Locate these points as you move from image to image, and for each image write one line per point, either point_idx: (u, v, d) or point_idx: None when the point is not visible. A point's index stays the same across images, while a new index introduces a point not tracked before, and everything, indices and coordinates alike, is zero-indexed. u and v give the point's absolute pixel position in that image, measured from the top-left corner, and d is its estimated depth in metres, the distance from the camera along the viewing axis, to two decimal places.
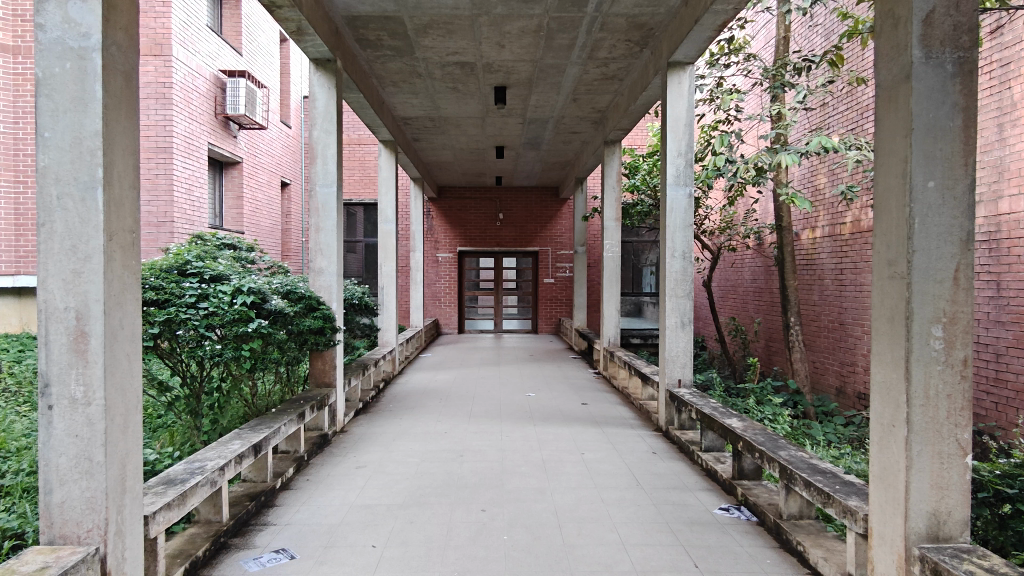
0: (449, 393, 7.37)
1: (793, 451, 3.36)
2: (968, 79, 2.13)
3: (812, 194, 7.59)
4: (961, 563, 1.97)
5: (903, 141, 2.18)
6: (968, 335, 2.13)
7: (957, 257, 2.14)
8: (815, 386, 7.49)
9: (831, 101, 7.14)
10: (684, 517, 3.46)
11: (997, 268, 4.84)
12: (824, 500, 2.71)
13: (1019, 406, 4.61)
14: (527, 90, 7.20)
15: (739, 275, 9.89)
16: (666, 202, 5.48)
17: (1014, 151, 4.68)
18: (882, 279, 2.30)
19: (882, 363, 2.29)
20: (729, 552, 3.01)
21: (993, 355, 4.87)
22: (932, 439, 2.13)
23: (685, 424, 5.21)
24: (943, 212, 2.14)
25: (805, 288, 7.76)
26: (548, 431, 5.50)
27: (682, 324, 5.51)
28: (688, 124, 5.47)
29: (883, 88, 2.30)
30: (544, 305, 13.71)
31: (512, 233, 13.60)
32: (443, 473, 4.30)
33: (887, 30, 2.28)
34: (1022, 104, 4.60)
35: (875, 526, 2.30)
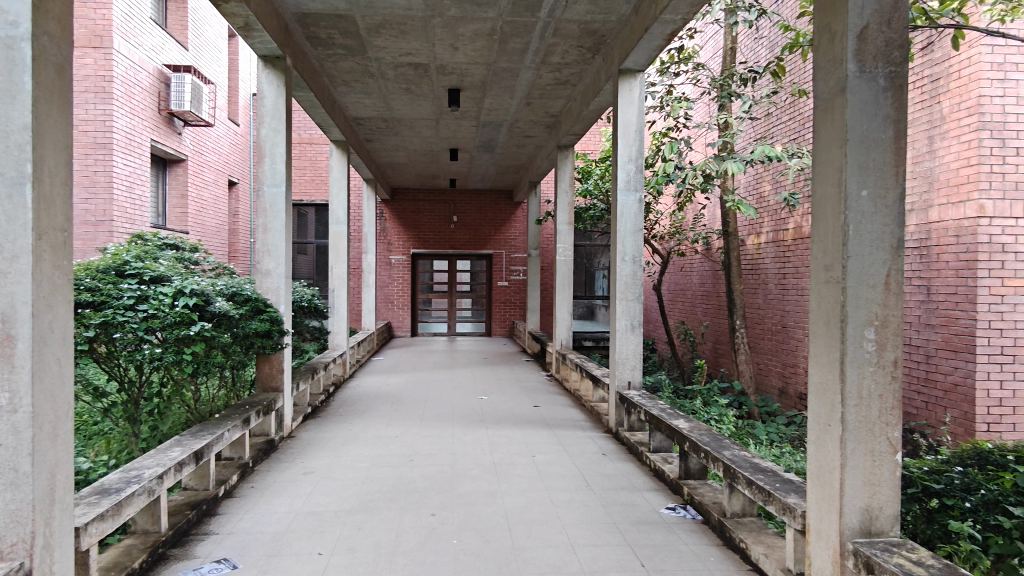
0: (400, 397, 7.30)
1: (737, 450, 3.44)
2: (899, 93, 2.23)
3: (757, 201, 7.83)
4: (892, 557, 2.06)
5: (839, 151, 2.26)
6: (898, 338, 2.22)
7: (888, 262, 2.23)
8: (760, 387, 7.71)
9: (775, 111, 7.38)
10: (632, 517, 3.51)
11: (927, 273, 5.08)
12: (765, 497, 2.79)
13: (948, 405, 4.83)
14: (481, 93, 7.20)
15: (688, 279, 10.12)
16: (617, 207, 5.57)
17: (943, 163, 4.93)
18: (819, 283, 2.39)
19: (818, 364, 2.38)
20: (675, 550, 3.07)
21: (923, 356, 5.10)
22: (865, 438, 2.21)
23: (635, 425, 5.31)
24: (876, 219, 2.23)
25: (750, 291, 7.99)
26: (500, 434, 5.50)
27: (632, 327, 5.60)
28: (638, 130, 5.58)
29: (821, 99, 2.39)
30: (497, 308, 13.72)
31: (466, 235, 13.58)
32: (393, 477, 4.25)
33: (825, 44, 2.37)
34: (951, 118, 4.84)
35: (813, 523, 2.38)
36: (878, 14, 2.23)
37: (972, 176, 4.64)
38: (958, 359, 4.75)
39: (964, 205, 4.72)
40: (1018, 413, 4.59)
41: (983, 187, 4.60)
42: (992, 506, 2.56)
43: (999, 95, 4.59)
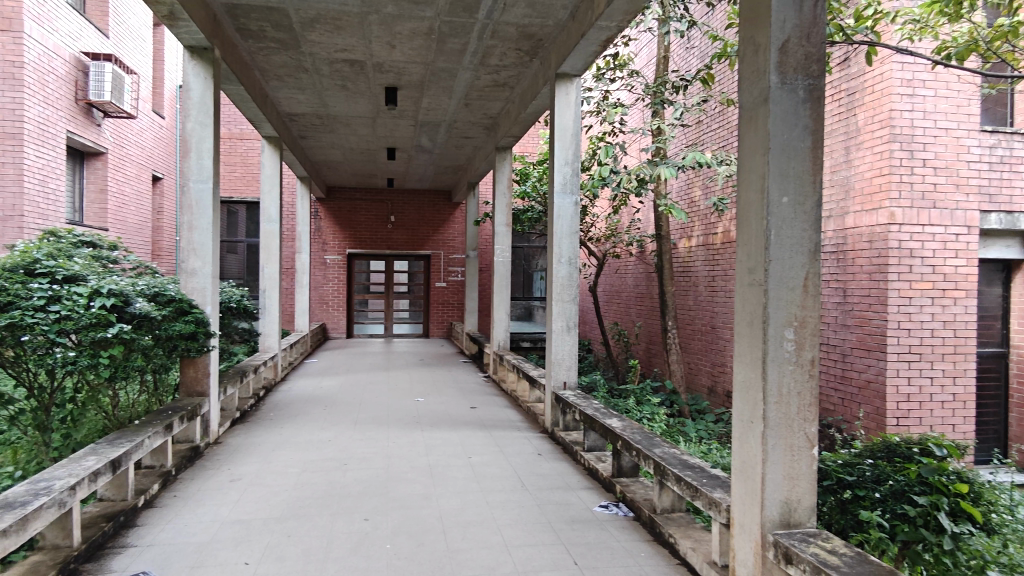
0: (334, 400, 7.15)
1: (667, 448, 3.54)
2: (816, 105, 2.34)
3: (688, 205, 8.08)
4: (808, 547, 2.16)
5: (762, 158, 2.36)
6: (816, 337, 2.34)
7: (807, 266, 2.34)
8: (691, 386, 7.94)
9: (705, 119, 7.63)
10: (566, 516, 3.55)
11: (843, 276, 5.37)
12: (692, 493, 2.88)
13: (861, 401, 5.12)
14: (418, 92, 7.13)
15: (623, 281, 10.34)
16: (554, 209, 5.62)
17: (858, 172, 5.22)
18: (743, 286, 2.48)
19: (742, 363, 2.47)
20: (606, 547, 3.12)
21: (840, 355, 5.38)
22: (784, 433, 2.31)
23: (570, 424, 5.38)
24: (795, 224, 2.34)
25: (681, 293, 8.22)
26: (436, 436, 5.46)
27: (568, 328, 5.66)
28: (575, 134, 5.64)
29: (745, 109, 2.48)
30: (435, 309, 13.62)
31: (403, 236, 13.43)
32: (325, 483, 4.15)
33: (749, 55, 2.47)
34: (865, 131, 5.12)
35: (737, 517, 2.47)
36: (798, 28, 2.34)
37: (884, 185, 4.93)
38: (872, 357, 5.03)
39: (876, 212, 5.01)
40: (923, 408, 4.92)
41: (893, 197, 4.90)
42: (899, 497, 2.60)
43: (908, 109, 4.89)
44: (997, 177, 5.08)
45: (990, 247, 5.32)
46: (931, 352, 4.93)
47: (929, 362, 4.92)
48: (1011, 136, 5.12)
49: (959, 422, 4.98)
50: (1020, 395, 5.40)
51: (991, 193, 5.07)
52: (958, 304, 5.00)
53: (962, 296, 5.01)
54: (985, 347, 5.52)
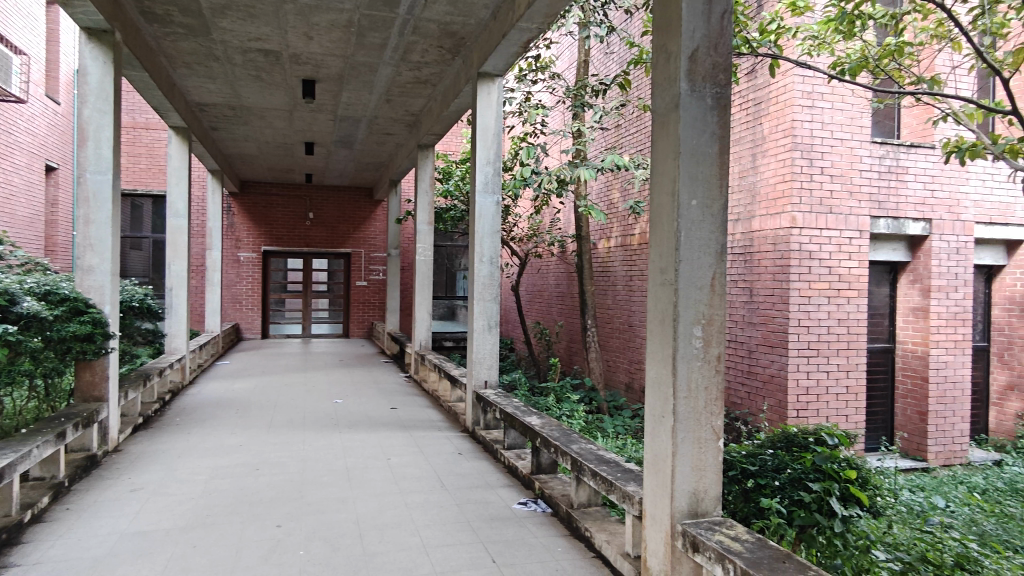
0: (247, 402, 6.87)
1: (584, 444, 3.60)
2: (723, 112, 2.45)
3: (607, 207, 8.27)
4: (713, 535, 2.26)
5: (673, 163, 2.44)
6: (722, 335, 2.45)
7: (713, 266, 2.45)
8: (609, 383, 8.15)
9: (623, 123, 7.85)
10: (485, 514, 3.56)
11: (750, 276, 5.66)
12: (607, 487, 2.95)
13: (765, 394, 5.40)
14: (337, 86, 6.95)
15: (545, 280, 10.48)
16: (475, 209, 5.62)
17: (763, 178, 5.51)
18: (656, 286, 2.56)
19: (654, 360, 2.55)
20: (524, 544, 3.15)
21: (746, 352, 5.66)
22: (693, 427, 2.41)
23: (491, 423, 5.39)
24: (704, 226, 2.44)
25: (600, 293, 8.42)
26: (355, 438, 5.34)
27: (489, 327, 5.67)
28: (497, 134, 5.66)
29: (657, 114, 2.57)
30: (355, 308, 13.33)
31: (322, 233, 13.06)
32: (235, 489, 3.98)
33: (661, 63, 2.55)
34: (770, 139, 5.41)
35: (648, 509, 2.55)
36: (707, 39, 2.44)
37: (786, 191, 5.23)
38: (775, 353, 5.31)
39: (779, 216, 5.30)
40: (820, 400, 5.25)
41: (794, 202, 5.21)
42: (797, 483, 2.73)
43: (808, 120, 5.21)
44: (886, 185, 5.49)
45: (879, 249, 5.75)
46: (828, 348, 5.27)
47: (825, 357, 5.27)
48: (898, 148, 5.55)
49: (851, 413, 5.35)
50: (904, 387, 5.86)
51: (880, 200, 5.47)
52: (851, 303, 5.37)
53: (854, 295, 5.38)
54: (874, 343, 5.96)
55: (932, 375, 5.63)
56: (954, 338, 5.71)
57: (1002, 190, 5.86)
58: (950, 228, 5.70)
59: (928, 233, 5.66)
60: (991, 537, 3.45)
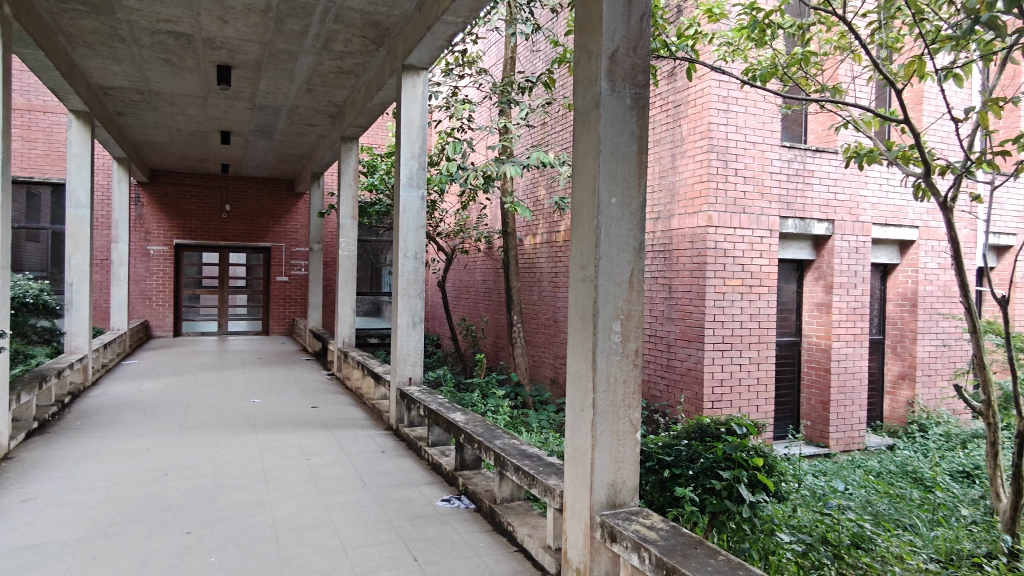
0: (157, 404, 6.50)
1: (508, 439, 3.62)
2: (641, 113, 2.51)
3: (533, 204, 8.34)
4: (630, 525, 2.32)
5: (593, 160, 2.48)
6: (639, 330, 2.52)
7: (631, 263, 2.51)
8: (534, 378, 8.23)
9: (549, 121, 7.93)
10: (407, 512, 3.52)
11: (669, 273, 5.84)
12: (529, 481, 2.97)
13: (683, 387, 5.60)
14: (255, 73, 6.67)
15: (471, 276, 10.46)
16: (400, 203, 5.53)
17: (681, 178, 5.69)
18: (576, 282, 2.59)
19: (575, 355, 2.59)
20: (447, 541, 3.14)
21: (665, 346, 5.85)
22: (611, 420, 2.46)
23: (415, 420, 5.33)
24: (622, 224, 2.49)
25: (526, 289, 8.48)
26: (273, 438, 5.16)
27: (413, 323, 5.60)
28: (422, 128, 5.59)
29: (578, 112, 2.60)
30: (275, 304, 12.87)
31: (239, 226, 12.54)
32: (142, 496, 3.76)
33: (583, 62, 2.58)
34: (688, 141, 5.60)
35: (569, 502, 2.59)
36: (626, 40, 2.49)
37: (703, 191, 5.43)
38: (692, 347, 5.51)
39: (697, 215, 5.50)
40: (733, 392, 5.49)
41: (710, 202, 5.41)
42: (709, 472, 2.81)
43: (723, 123, 5.42)
44: (793, 187, 5.79)
45: (788, 248, 6.05)
46: (740, 342, 5.52)
47: (738, 351, 5.51)
48: (805, 152, 5.86)
49: (761, 403, 5.63)
50: (809, 378, 6.22)
51: (789, 201, 5.78)
52: (762, 299, 5.64)
53: (765, 291, 5.66)
54: (782, 336, 6.29)
55: (833, 366, 6.00)
56: (854, 332, 6.09)
57: (896, 194, 6.30)
58: (850, 228, 6.08)
59: (831, 233, 6.01)
60: (883, 517, 3.71)
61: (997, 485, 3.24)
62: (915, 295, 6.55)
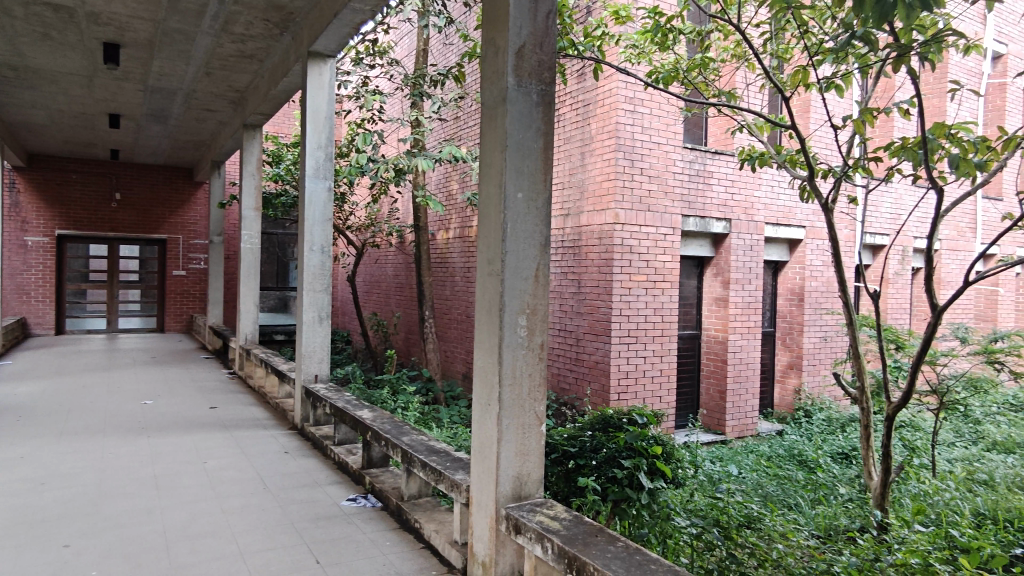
0: (34, 408, 5.97)
1: (416, 435, 3.57)
2: (547, 109, 2.54)
3: (445, 198, 8.30)
4: (535, 516, 2.35)
5: (500, 155, 2.48)
6: (544, 324, 2.55)
7: (537, 258, 2.54)
8: (446, 373, 8.20)
9: (462, 115, 7.91)
10: (311, 514, 3.42)
11: (578, 269, 5.97)
12: (436, 477, 2.95)
13: (591, 379, 5.74)
14: (147, 53, 6.24)
15: (382, 271, 10.28)
16: (305, 195, 5.33)
17: (591, 176, 5.82)
18: (483, 276, 2.59)
19: (482, 350, 2.59)
20: (352, 541, 3.07)
21: (575, 340, 5.97)
22: (517, 414, 2.48)
23: (321, 419, 5.18)
24: (528, 219, 2.51)
25: (438, 284, 8.43)
26: (166, 442, 4.86)
27: (320, 319, 5.43)
28: (329, 117, 5.42)
29: (486, 106, 2.59)
30: (171, 300, 12.13)
31: (131, 217, 11.72)
32: (12, 508, 3.44)
33: (490, 56, 2.58)
34: (596, 140, 5.74)
35: (475, 496, 2.60)
36: (533, 36, 2.51)
37: (611, 189, 5.58)
38: (599, 341, 5.66)
39: (604, 213, 5.65)
40: (637, 383, 5.70)
41: (617, 200, 5.57)
42: (611, 461, 2.86)
43: (630, 124, 5.59)
44: (694, 187, 6.05)
45: (689, 245, 6.33)
46: (644, 336, 5.73)
47: (642, 344, 5.72)
48: (705, 154, 6.14)
49: (663, 394, 5.86)
50: (708, 368, 6.53)
51: (690, 201, 6.03)
52: (665, 294, 5.86)
53: (668, 287, 5.88)
54: (683, 329, 6.57)
55: (729, 358, 6.33)
56: (748, 325, 6.45)
57: (785, 195, 6.72)
58: (745, 228, 6.43)
59: (728, 232, 6.34)
60: (771, 497, 3.97)
61: (869, 465, 3.53)
62: (802, 290, 7.01)
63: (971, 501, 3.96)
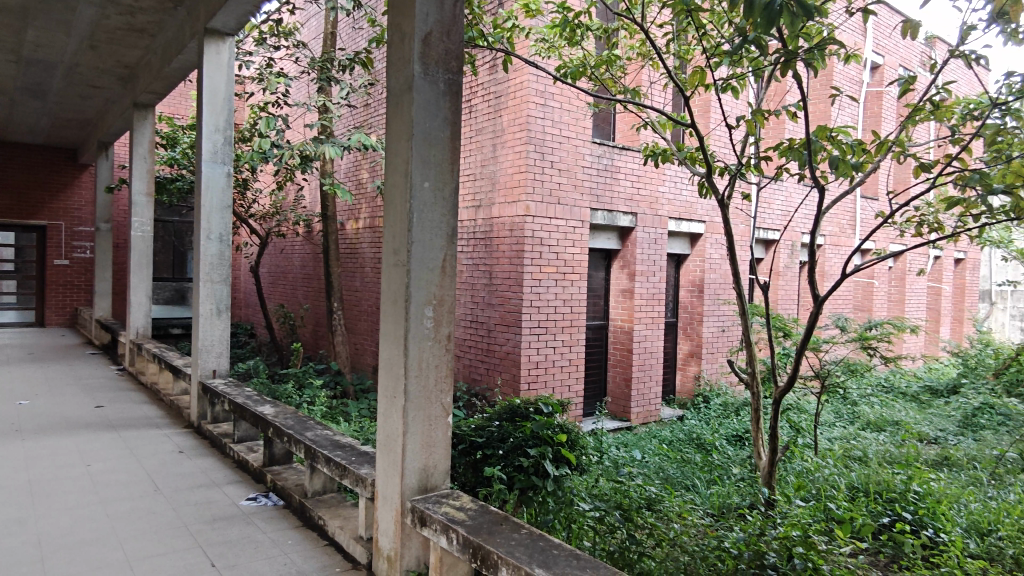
0: None
1: (320, 430, 3.49)
2: (454, 98, 2.52)
3: (355, 187, 8.09)
4: (440, 507, 2.35)
5: (406, 143, 2.43)
6: (450, 315, 2.55)
7: (443, 249, 2.52)
8: (355, 366, 8.02)
9: (372, 102, 7.74)
10: (207, 515, 3.26)
11: (490, 261, 5.98)
12: (340, 472, 2.89)
13: (502, 370, 5.79)
14: (20, 20, 5.68)
15: (288, 262, 9.91)
16: (201, 180, 5.04)
17: (502, 168, 5.84)
18: (389, 267, 2.55)
19: (387, 341, 2.54)
20: (250, 542, 2.95)
21: (486, 331, 5.99)
22: (422, 405, 2.46)
23: (219, 416, 4.95)
24: (435, 209, 2.49)
25: (347, 275, 8.23)
26: (45, 444, 4.49)
27: (218, 311, 5.17)
28: (227, 99, 5.14)
29: (392, 92, 2.54)
30: (51, 292, 11.18)
31: (5, 201, 10.68)
32: None
33: (396, 42, 2.52)
34: (508, 131, 5.76)
35: (380, 489, 2.56)
36: (440, 24, 2.48)
37: (521, 181, 5.62)
38: (510, 332, 5.71)
39: (515, 204, 5.68)
40: (547, 373, 5.79)
41: (528, 192, 5.61)
42: (518, 450, 2.93)
43: (540, 117, 5.65)
44: (602, 181, 6.20)
45: (597, 238, 6.49)
46: (554, 326, 5.83)
47: (552, 334, 5.82)
48: (613, 149, 6.31)
49: (572, 383, 5.99)
50: (615, 358, 6.74)
51: (598, 194, 6.17)
52: (575, 285, 5.99)
53: (577, 278, 6.01)
54: (591, 320, 6.74)
55: (634, 347, 6.55)
56: (652, 315, 6.70)
57: (687, 191, 7.01)
58: (650, 222, 6.67)
59: (634, 225, 6.55)
60: (671, 480, 4.17)
61: (759, 446, 3.75)
62: (701, 282, 7.35)
63: (847, 476, 4.31)
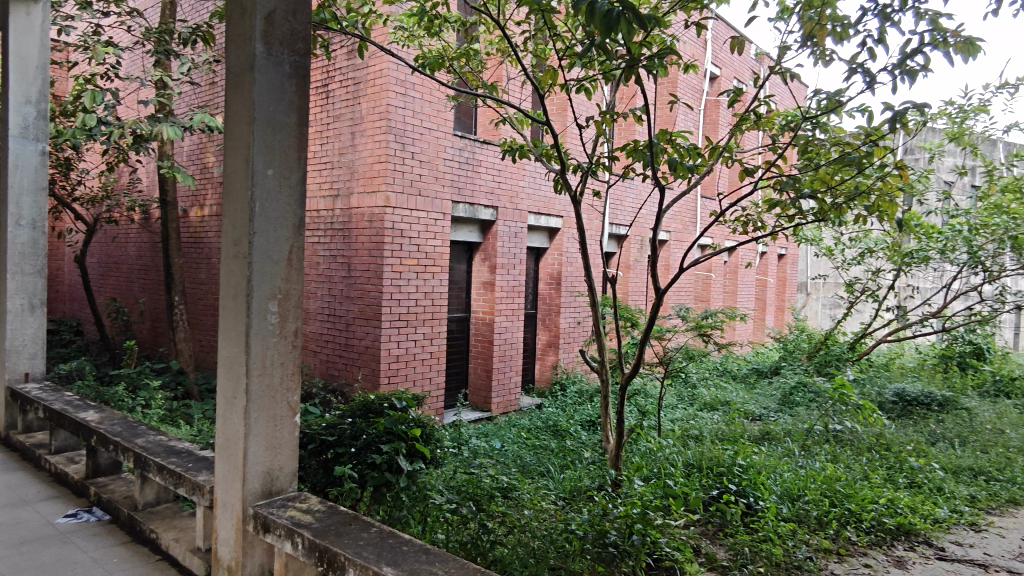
0: None
1: (153, 435, 3.20)
2: (301, 82, 2.40)
3: (199, 171, 7.50)
4: (285, 512, 2.24)
5: (246, 128, 2.28)
6: (298, 309, 2.43)
7: (289, 240, 2.40)
8: (200, 364, 7.46)
9: (219, 81, 7.20)
10: (15, 537, 2.88)
11: (348, 252, 5.79)
12: (175, 481, 2.67)
13: (361, 364, 5.64)
14: None
15: (122, 251, 9.00)
16: (8, 158, 4.40)
17: (361, 157, 5.66)
18: (229, 258, 2.38)
19: (227, 338, 2.38)
20: (69, 563, 2.66)
21: (344, 325, 5.81)
22: (266, 405, 2.33)
23: (33, 424, 4.39)
24: (279, 198, 2.35)
25: (191, 266, 7.62)
26: None
27: (30, 307, 4.56)
28: (41, 66, 4.52)
29: (232, 71, 2.36)
30: None
31: None
32: None
33: (235, 18, 2.35)
34: (367, 120, 5.59)
35: (219, 496, 2.40)
36: (284, 3, 2.35)
37: (381, 171, 5.49)
38: (370, 325, 5.58)
39: (375, 195, 5.54)
40: (407, 366, 5.74)
41: (388, 182, 5.50)
42: (370, 447, 2.88)
43: (401, 106, 5.56)
44: (463, 174, 6.22)
45: (459, 230, 6.50)
46: (414, 320, 5.78)
47: (413, 327, 5.77)
48: (474, 143, 6.35)
49: (433, 376, 5.98)
50: (476, 350, 6.82)
51: (459, 187, 6.19)
52: (435, 278, 5.97)
53: (438, 271, 5.99)
54: (454, 312, 6.75)
55: (495, 339, 6.67)
56: (512, 307, 6.85)
57: (546, 187, 7.23)
58: (511, 216, 6.80)
59: (495, 219, 6.64)
60: (525, 467, 4.30)
61: (607, 430, 3.95)
62: (559, 275, 7.64)
63: (683, 454, 4.68)
